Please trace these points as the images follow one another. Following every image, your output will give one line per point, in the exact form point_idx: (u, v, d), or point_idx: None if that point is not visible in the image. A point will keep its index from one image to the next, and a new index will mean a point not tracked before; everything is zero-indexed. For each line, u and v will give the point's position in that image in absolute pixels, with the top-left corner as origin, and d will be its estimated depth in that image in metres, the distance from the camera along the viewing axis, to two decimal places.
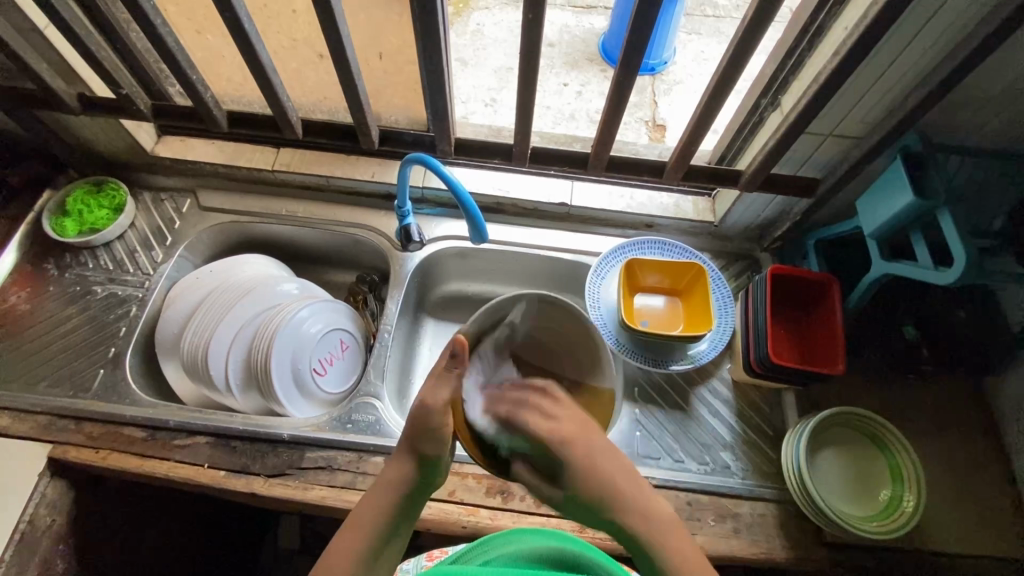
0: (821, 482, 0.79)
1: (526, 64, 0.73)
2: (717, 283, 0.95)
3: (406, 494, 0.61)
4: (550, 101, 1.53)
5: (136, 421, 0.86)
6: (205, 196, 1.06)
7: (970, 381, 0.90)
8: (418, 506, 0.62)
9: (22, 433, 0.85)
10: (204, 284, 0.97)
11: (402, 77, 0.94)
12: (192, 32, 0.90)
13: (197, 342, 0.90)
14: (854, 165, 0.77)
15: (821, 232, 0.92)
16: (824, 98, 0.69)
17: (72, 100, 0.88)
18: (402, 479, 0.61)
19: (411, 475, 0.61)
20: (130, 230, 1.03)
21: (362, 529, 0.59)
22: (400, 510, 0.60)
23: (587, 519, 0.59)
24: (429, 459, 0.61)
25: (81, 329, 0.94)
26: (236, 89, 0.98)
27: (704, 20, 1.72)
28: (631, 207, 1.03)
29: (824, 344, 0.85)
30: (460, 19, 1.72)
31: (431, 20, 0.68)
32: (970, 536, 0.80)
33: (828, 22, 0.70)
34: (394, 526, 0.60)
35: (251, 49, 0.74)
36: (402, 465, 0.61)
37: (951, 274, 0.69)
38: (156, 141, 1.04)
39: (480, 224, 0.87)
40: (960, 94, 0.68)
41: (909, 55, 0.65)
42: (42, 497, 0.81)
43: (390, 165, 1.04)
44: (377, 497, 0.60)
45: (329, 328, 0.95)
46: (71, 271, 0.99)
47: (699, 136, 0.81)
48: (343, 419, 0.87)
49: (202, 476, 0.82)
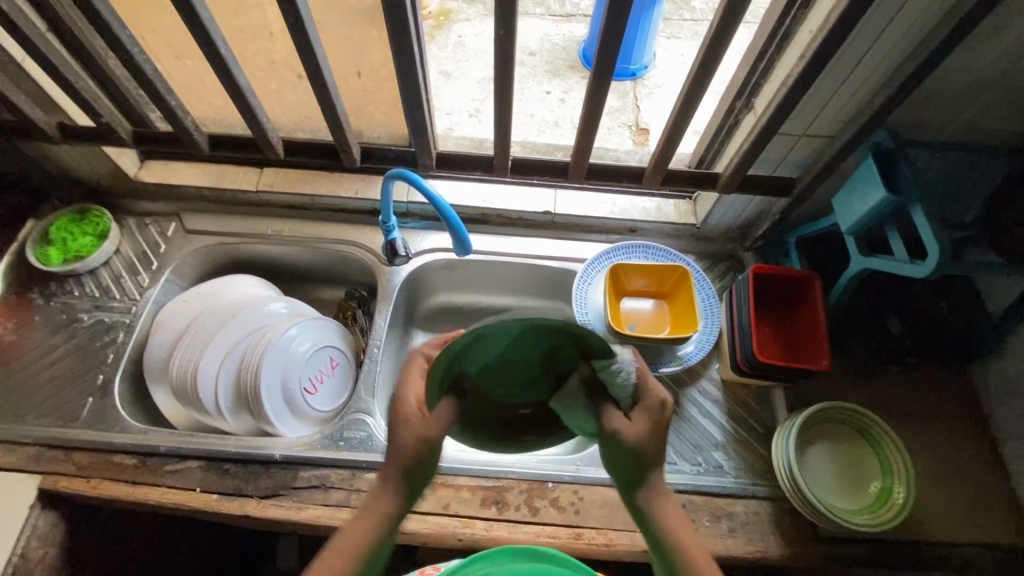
0: (814, 475, 0.80)
1: (500, 78, 0.74)
2: (702, 284, 0.96)
3: (390, 521, 0.58)
4: (534, 109, 1.55)
5: (126, 449, 0.85)
6: (189, 219, 1.06)
7: (954, 371, 0.92)
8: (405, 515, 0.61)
9: (11, 466, 0.84)
10: (190, 307, 0.97)
11: (382, 94, 0.95)
12: (170, 58, 0.90)
13: (186, 366, 0.89)
14: (828, 163, 0.78)
15: (802, 230, 0.93)
16: (794, 99, 0.70)
17: (52, 129, 0.89)
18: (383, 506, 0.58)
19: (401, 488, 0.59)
20: (114, 256, 1.02)
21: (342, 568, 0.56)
22: (388, 531, 0.58)
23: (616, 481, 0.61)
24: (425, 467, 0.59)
25: (68, 358, 0.94)
26: (216, 111, 0.98)
27: (682, 24, 1.76)
28: (614, 213, 1.04)
29: (810, 342, 0.86)
30: (441, 31, 1.74)
31: (405, 39, 0.69)
32: (963, 525, 0.81)
33: (794, 26, 0.72)
34: (379, 550, 0.59)
35: (229, 73, 0.75)
36: (389, 492, 0.59)
37: (926, 267, 0.70)
38: (139, 166, 1.05)
39: (463, 237, 0.88)
40: (926, 93, 0.70)
41: (875, 54, 0.67)
42: (33, 529, 0.81)
43: (374, 181, 1.05)
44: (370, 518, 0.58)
45: (317, 345, 0.95)
46: (57, 299, 0.99)
47: (676, 141, 0.82)
48: (335, 436, 0.87)
49: (193, 501, 0.82)
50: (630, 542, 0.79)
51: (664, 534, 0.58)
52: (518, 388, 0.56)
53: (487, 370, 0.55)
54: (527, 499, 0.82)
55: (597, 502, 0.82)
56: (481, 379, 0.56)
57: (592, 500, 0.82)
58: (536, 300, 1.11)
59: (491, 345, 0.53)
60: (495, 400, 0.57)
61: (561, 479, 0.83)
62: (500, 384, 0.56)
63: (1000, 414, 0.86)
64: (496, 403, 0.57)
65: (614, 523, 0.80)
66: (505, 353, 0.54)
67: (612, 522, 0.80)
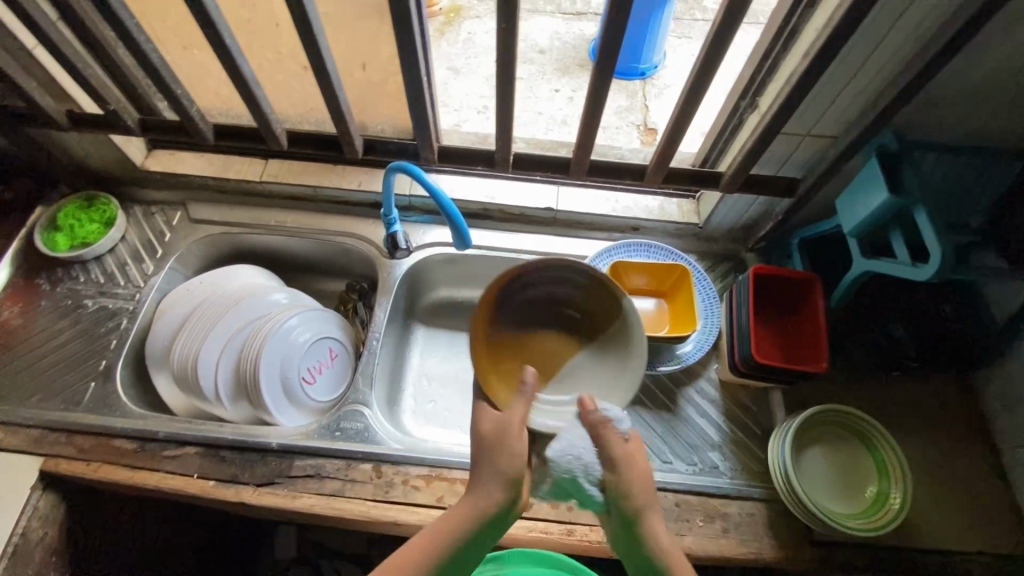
0: (806, 483, 0.79)
1: (502, 72, 0.74)
2: (703, 284, 0.95)
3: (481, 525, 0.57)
4: (542, 107, 1.54)
5: (127, 434, 0.86)
6: (194, 208, 1.07)
7: (957, 377, 0.91)
8: (499, 527, 0.59)
9: (14, 447, 0.86)
10: (194, 295, 0.98)
11: (387, 87, 0.95)
12: (178, 48, 0.91)
13: (187, 354, 0.90)
14: (832, 163, 0.78)
15: (805, 231, 0.93)
16: (797, 98, 0.70)
17: (61, 117, 0.90)
18: (489, 497, 0.57)
19: (487, 508, 0.57)
20: (120, 243, 1.04)
21: (437, 530, 0.57)
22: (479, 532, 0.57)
23: (609, 510, 0.59)
24: (516, 488, 0.58)
25: (72, 342, 0.95)
26: (223, 102, 0.99)
27: (694, 24, 1.75)
28: (617, 210, 1.04)
29: (810, 344, 0.85)
30: (452, 27, 1.75)
31: (408, 33, 0.70)
32: (962, 533, 0.80)
33: (801, 24, 0.71)
34: (471, 546, 0.58)
35: (233, 63, 0.75)
36: (488, 495, 0.57)
37: (930, 270, 0.69)
38: (145, 154, 1.07)
39: (463, 230, 0.88)
40: (933, 93, 0.69)
41: (880, 53, 0.66)
42: (35, 510, 0.82)
43: (376, 174, 1.06)
44: (457, 520, 0.57)
45: (318, 336, 0.96)
46: (63, 285, 1.00)
47: (678, 139, 0.82)
48: (331, 427, 0.88)
49: (191, 486, 0.83)
50: None
51: (653, 552, 0.57)
52: (546, 336, 0.68)
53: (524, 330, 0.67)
54: None
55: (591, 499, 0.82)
56: (523, 341, 0.67)
57: None
58: None
59: (524, 310, 0.67)
60: (539, 364, 0.67)
61: None
62: (542, 330, 0.68)
63: (1003, 422, 0.85)
64: (540, 360, 0.67)
65: None
66: (529, 309, 0.67)
67: None
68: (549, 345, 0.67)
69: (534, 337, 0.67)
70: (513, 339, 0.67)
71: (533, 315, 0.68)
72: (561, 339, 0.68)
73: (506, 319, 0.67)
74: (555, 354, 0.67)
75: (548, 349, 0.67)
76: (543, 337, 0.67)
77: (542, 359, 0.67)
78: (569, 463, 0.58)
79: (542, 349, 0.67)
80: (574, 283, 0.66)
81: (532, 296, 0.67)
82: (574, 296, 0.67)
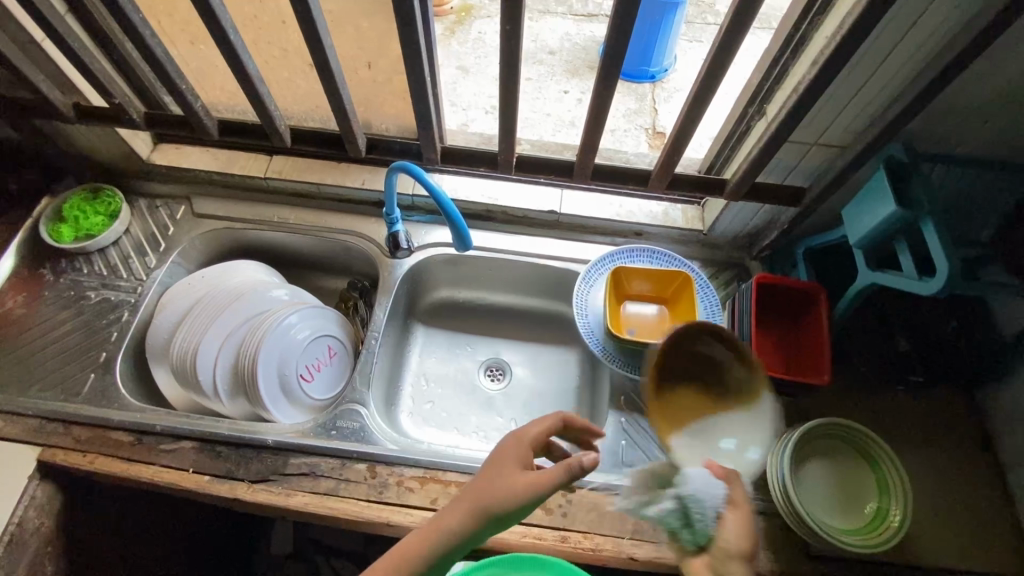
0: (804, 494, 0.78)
1: (505, 74, 0.73)
2: (706, 291, 0.94)
3: (447, 547, 0.54)
4: (551, 108, 1.54)
5: (124, 426, 0.86)
6: (198, 203, 1.07)
7: (962, 394, 0.90)
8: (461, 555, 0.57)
9: (13, 436, 0.86)
10: (195, 290, 0.98)
11: (392, 86, 0.95)
12: (185, 43, 0.92)
13: (185, 348, 0.91)
14: (840, 173, 0.76)
15: (810, 241, 0.91)
16: (805, 106, 0.69)
17: (67, 109, 0.90)
18: (464, 520, 0.55)
19: (450, 533, 0.54)
20: (124, 236, 1.04)
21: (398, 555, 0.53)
22: (441, 557, 0.54)
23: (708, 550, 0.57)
24: (485, 520, 0.55)
25: (74, 334, 0.96)
26: (228, 97, 0.99)
27: (705, 28, 1.74)
28: (620, 215, 1.03)
29: (813, 356, 0.84)
30: (462, 27, 1.75)
31: (412, 32, 0.69)
32: (964, 553, 0.79)
33: (811, 31, 0.70)
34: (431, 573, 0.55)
35: (237, 59, 0.75)
36: (460, 515, 0.55)
37: (936, 284, 0.68)
38: (152, 148, 1.08)
39: (464, 232, 0.88)
40: (943, 104, 0.68)
41: (891, 62, 0.65)
42: (32, 499, 0.82)
43: (380, 173, 1.06)
44: (420, 540, 0.54)
45: (317, 334, 0.96)
46: (66, 276, 1.00)
47: (682, 145, 0.81)
48: (327, 425, 0.88)
49: (186, 481, 0.83)
50: (616, 548, 0.78)
51: None
52: (694, 394, 0.77)
53: (675, 385, 0.78)
54: None
55: (586, 506, 0.81)
56: (675, 390, 0.78)
57: (580, 504, 0.81)
58: (537, 299, 1.10)
59: (683, 365, 0.79)
60: (685, 417, 0.76)
61: None
62: (688, 386, 0.78)
63: (1009, 441, 0.83)
64: (687, 415, 0.76)
65: (601, 529, 0.79)
66: (683, 367, 0.79)
67: (600, 527, 0.79)
68: (698, 401, 0.77)
69: (680, 388, 0.78)
70: (665, 388, 0.78)
71: (692, 373, 0.78)
72: (700, 394, 0.77)
73: (661, 371, 0.78)
74: (698, 406, 0.77)
75: (692, 406, 0.77)
76: (688, 393, 0.77)
77: (691, 413, 0.76)
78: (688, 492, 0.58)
79: (691, 402, 0.77)
80: (729, 352, 0.76)
81: (689, 354, 0.78)
82: (727, 363, 0.77)
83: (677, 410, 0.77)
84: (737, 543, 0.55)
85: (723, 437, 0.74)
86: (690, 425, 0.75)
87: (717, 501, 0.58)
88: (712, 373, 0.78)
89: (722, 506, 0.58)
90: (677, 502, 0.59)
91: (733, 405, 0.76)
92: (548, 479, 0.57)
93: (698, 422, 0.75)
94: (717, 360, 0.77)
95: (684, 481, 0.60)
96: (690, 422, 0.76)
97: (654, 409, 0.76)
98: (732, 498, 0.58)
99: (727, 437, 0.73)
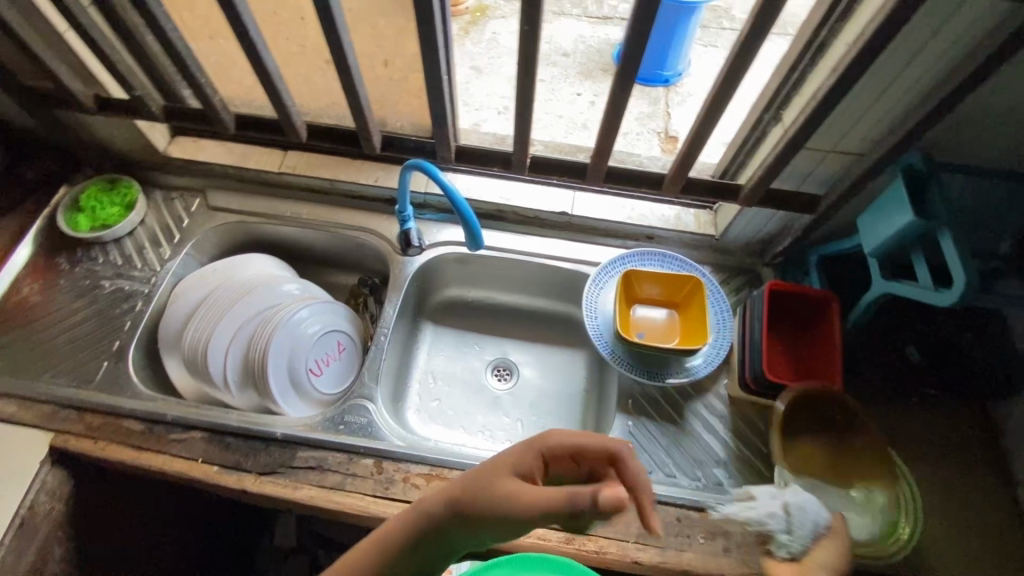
0: (852, 514, 0.76)
1: (522, 75, 0.74)
2: (717, 298, 0.94)
3: (416, 540, 0.49)
4: (563, 110, 1.54)
5: (135, 414, 0.87)
6: (213, 196, 1.08)
7: (974, 407, 0.89)
8: (436, 556, 0.50)
9: (26, 421, 0.87)
10: (207, 282, 0.99)
11: (408, 84, 0.95)
12: (206, 37, 0.92)
13: (197, 339, 0.91)
14: (856, 181, 0.76)
15: (823, 249, 0.91)
16: (823, 113, 0.68)
17: (88, 100, 0.91)
18: (434, 512, 0.48)
19: (423, 526, 0.49)
20: (140, 227, 1.06)
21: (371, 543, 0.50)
22: (410, 551, 0.49)
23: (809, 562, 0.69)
24: (462, 518, 0.48)
25: (88, 322, 0.97)
26: (246, 92, 1.00)
27: (720, 33, 1.73)
28: (632, 218, 1.03)
29: (823, 364, 0.84)
30: (477, 27, 1.75)
31: (431, 31, 0.70)
32: (975, 568, 0.78)
33: (831, 38, 0.69)
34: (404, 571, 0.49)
35: (257, 54, 0.76)
36: (430, 507, 0.49)
37: (951, 296, 0.68)
38: (169, 141, 1.08)
39: (477, 232, 0.88)
40: (964, 113, 0.67)
41: (912, 70, 0.64)
42: (42, 484, 0.83)
43: (393, 171, 1.06)
44: (392, 530, 0.49)
45: (327, 329, 0.96)
46: (82, 265, 1.02)
47: (698, 149, 0.81)
48: (336, 420, 0.88)
49: (194, 471, 0.83)
50: (620, 551, 0.78)
51: None
52: (830, 447, 0.81)
53: (807, 438, 0.82)
54: None
55: None
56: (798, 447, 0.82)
57: None
58: (546, 300, 1.10)
59: (808, 420, 0.82)
60: (814, 471, 0.81)
61: None
62: (823, 438, 0.82)
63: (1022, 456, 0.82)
64: (821, 466, 0.81)
65: (606, 531, 0.79)
66: (812, 424, 0.82)
67: (604, 530, 0.79)
68: (830, 455, 0.81)
69: (808, 444, 0.82)
70: (799, 442, 0.82)
71: (819, 427, 0.82)
72: (827, 446, 0.81)
73: (803, 424, 0.82)
74: (826, 458, 0.81)
75: (821, 458, 0.81)
76: (813, 444, 0.82)
77: (830, 465, 0.81)
78: (794, 506, 0.73)
79: (827, 456, 0.81)
80: (845, 408, 0.80)
81: (809, 410, 0.82)
82: (852, 417, 0.80)
83: (805, 462, 0.81)
84: (823, 560, 0.69)
85: (859, 486, 0.79)
86: (809, 473, 0.81)
87: (818, 523, 0.71)
88: (832, 426, 0.81)
89: (823, 530, 0.72)
90: (783, 508, 0.73)
91: (855, 485, 0.79)
92: (550, 498, 0.46)
93: (810, 480, 0.80)
94: (837, 412, 0.81)
95: (794, 494, 0.74)
96: (802, 475, 0.80)
97: (797, 456, 0.81)
98: (832, 528, 0.72)
99: (863, 487, 0.78)
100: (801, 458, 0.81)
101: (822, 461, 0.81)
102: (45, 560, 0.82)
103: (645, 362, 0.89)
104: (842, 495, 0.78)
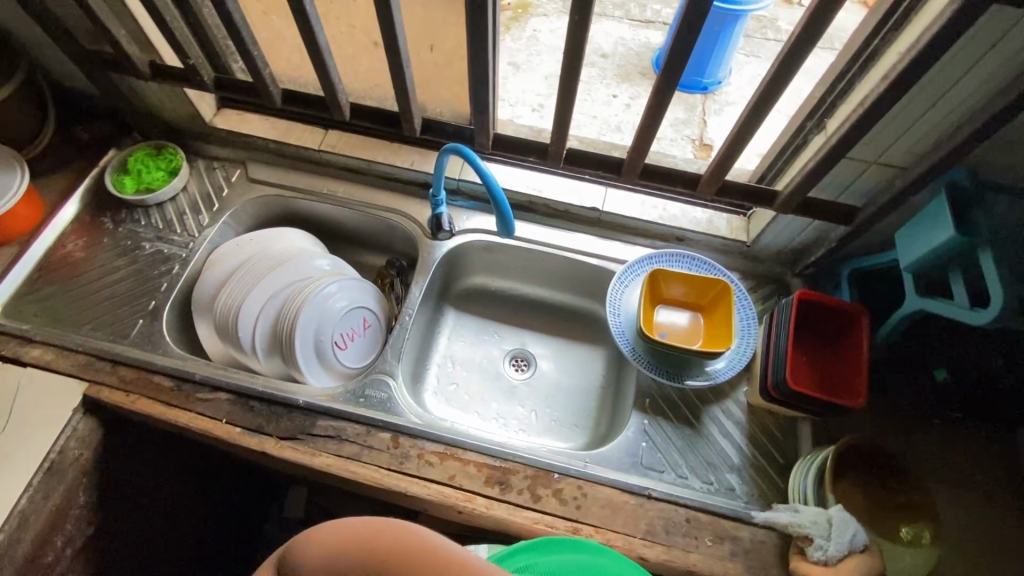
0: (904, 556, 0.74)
1: (567, 66, 0.74)
2: (743, 303, 0.93)
3: None
4: (598, 111, 1.54)
5: (166, 372, 0.91)
6: (253, 168, 1.11)
7: (1002, 436, 0.86)
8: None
9: (64, 369, 0.91)
10: (242, 252, 1.02)
11: (451, 71, 0.97)
12: (259, 12, 0.95)
13: (230, 305, 0.94)
14: (897, 195, 0.75)
15: (857, 262, 0.90)
16: (869, 121, 0.67)
17: (144, 66, 0.95)
18: None
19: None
20: (181, 194, 1.09)
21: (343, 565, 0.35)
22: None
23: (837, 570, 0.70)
24: None
25: (127, 280, 1.00)
26: (293, 70, 1.03)
27: (764, 43, 1.71)
28: (663, 218, 1.03)
29: (848, 378, 0.82)
30: (518, 23, 1.76)
31: (481, 17, 0.71)
32: None
33: (883, 47, 0.68)
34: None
35: (309, 29, 0.78)
36: None
37: (987, 314, 0.67)
38: (215, 112, 1.11)
39: (508, 218, 0.88)
40: (1017, 130, 0.66)
41: (966, 83, 0.63)
42: (74, 431, 0.87)
43: (429, 156, 1.08)
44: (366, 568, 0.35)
45: (354, 305, 0.98)
46: (124, 226, 1.05)
47: (736, 152, 0.80)
48: (356, 393, 0.90)
49: (218, 430, 0.86)
50: (627, 545, 0.78)
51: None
52: (885, 490, 0.79)
53: (859, 480, 0.80)
54: (531, 486, 0.82)
55: (600, 501, 0.81)
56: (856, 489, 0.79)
57: (595, 499, 0.82)
58: (569, 294, 1.11)
59: (858, 462, 0.80)
60: (871, 513, 0.77)
61: (567, 472, 0.83)
62: (878, 482, 0.79)
63: None
64: (879, 509, 0.78)
65: (614, 524, 0.80)
66: (865, 466, 0.80)
67: (612, 523, 0.80)
68: (886, 500, 0.78)
69: (864, 486, 0.79)
70: (854, 485, 0.79)
71: (871, 469, 0.80)
72: (881, 489, 0.79)
73: (849, 467, 0.80)
74: (882, 502, 0.78)
75: (877, 502, 0.78)
76: (869, 486, 0.79)
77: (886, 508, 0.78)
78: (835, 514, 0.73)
79: (881, 499, 0.78)
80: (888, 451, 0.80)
81: (862, 451, 0.80)
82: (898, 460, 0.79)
83: (856, 501, 0.78)
84: (856, 567, 0.70)
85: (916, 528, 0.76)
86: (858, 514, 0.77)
87: (856, 538, 0.71)
88: (881, 469, 0.80)
89: (858, 548, 0.71)
90: (827, 519, 0.74)
91: (903, 526, 0.77)
92: None
93: (862, 519, 0.77)
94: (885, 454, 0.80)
95: (839, 510, 0.74)
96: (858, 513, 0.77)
97: (849, 495, 0.78)
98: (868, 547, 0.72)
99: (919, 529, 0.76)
100: (852, 498, 0.78)
101: (879, 505, 0.78)
102: (71, 504, 0.86)
103: (666, 363, 0.89)
104: (897, 537, 0.76)
